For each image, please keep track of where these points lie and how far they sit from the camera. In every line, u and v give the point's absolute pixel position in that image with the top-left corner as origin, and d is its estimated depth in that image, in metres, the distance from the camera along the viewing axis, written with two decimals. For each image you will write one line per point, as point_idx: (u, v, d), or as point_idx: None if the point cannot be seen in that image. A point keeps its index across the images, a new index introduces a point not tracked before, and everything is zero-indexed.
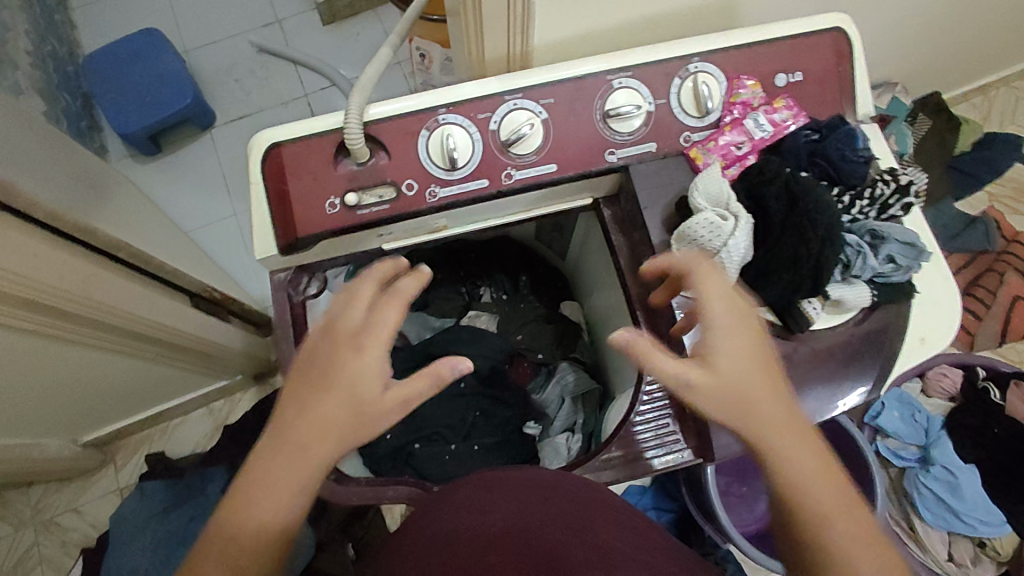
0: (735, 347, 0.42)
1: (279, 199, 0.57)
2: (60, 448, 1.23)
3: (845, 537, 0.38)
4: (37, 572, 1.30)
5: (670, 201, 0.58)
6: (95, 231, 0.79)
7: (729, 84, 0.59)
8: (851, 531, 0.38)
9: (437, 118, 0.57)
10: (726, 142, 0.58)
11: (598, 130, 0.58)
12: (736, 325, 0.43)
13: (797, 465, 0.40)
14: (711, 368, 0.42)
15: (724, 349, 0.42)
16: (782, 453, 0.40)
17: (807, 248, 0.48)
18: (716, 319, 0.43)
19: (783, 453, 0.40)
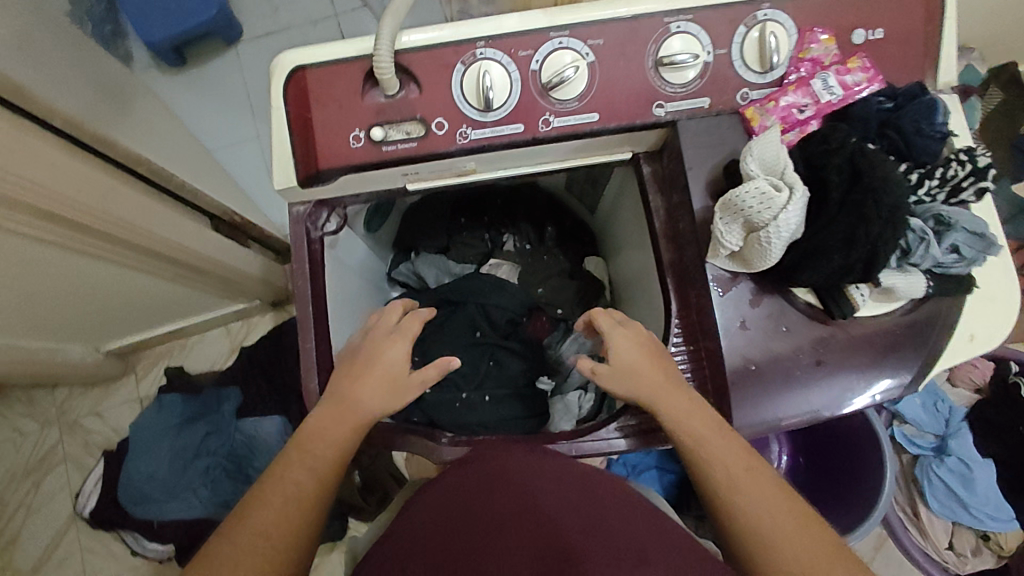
0: (632, 358, 0.56)
1: (301, 128, 0.54)
2: (83, 355, 1.26)
3: (758, 506, 0.46)
4: (63, 468, 1.37)
5: (718, 165, 0.54)
6: (115, 143, 0.81)
7: (800, 36, 0.53)
8: (765, 503, 0.46)
9: (474, 52, 0.52)
10: (788, 103, 0.52)
11: (648, 79, 0.53)
12: (632, 341, 0.57)
13: (714, 447, 0.50)
14: (635, 374, 0.55)
15: (640, 363, 0.56)
16: (702, 438, 0.51)
17: (867, 230, 0.44)
18: (619, 345, 0.57)
19: (702, 438, 0.51)
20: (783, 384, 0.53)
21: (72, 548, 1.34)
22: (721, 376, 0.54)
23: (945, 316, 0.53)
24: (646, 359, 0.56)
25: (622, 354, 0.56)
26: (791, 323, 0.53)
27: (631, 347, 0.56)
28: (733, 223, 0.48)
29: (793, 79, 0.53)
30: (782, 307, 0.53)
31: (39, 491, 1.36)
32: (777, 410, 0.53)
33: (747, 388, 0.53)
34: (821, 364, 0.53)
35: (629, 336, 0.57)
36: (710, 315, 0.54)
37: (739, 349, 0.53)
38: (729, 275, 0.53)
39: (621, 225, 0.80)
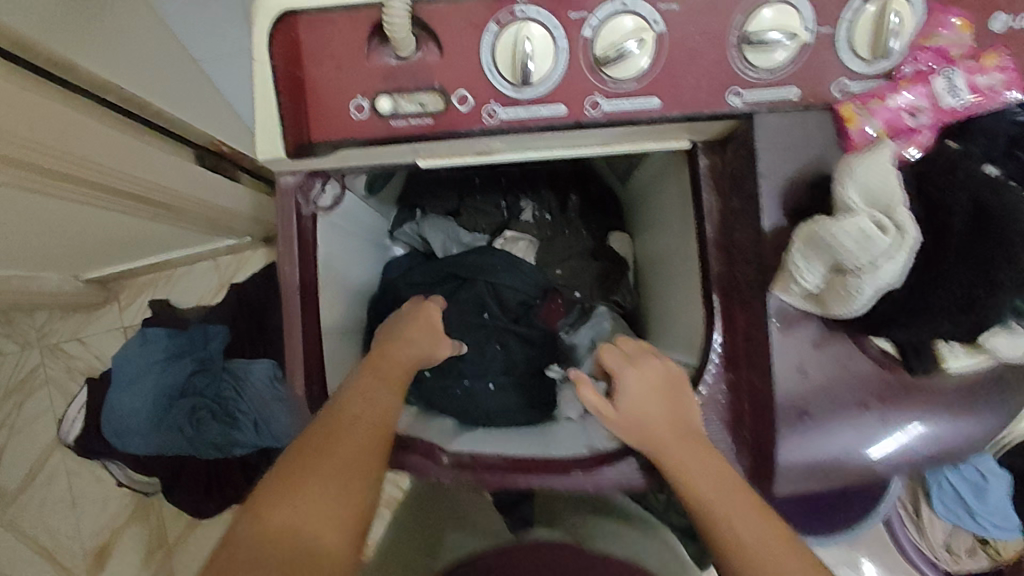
0: (643, 399, 0.50)
1: (291, 89, 0.44)
2: (61, 282, 1.18)
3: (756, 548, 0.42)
4: (45, 391, 1.33)
5: (796, 174, 0.44)
6: (76, 65, 0.68)
7: (929, 18, 0.42)
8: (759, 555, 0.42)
9: (513, 9, 0.41)
10: (898, 104, 0.42)
11: (728, 59, 0.43)
12: (644, 380, 0.51)
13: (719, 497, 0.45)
14: (635, 411, 0.50)
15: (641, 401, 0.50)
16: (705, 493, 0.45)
17: (989, 294, 0.35)
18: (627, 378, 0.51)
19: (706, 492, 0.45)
20: (841, 438, 0.45)
21: (57, 471, 1.32)
22: (769, 419, 0.46)
23: None
24: (657, 399, 0.49)
25: (632, 395, 0.50)
26: (864, 376, 0.45)
27: (642, 387, 0.50)
28: (817, 259, 0.40)
29: (908, 73, 0.42)
30: (853, 354, 0.45)
31: (21, 413, 1.33)
32: (832, 456, 0.46)
33: (798, 439, 0.46)
34: (888, 421, 0.45)
35: (641, 376, 0.51)
36: (765, 352, 0.46)
37: (795, 395, 0.45)
38: (797, 312, 0.45)
39: (655, 209, 0.70)
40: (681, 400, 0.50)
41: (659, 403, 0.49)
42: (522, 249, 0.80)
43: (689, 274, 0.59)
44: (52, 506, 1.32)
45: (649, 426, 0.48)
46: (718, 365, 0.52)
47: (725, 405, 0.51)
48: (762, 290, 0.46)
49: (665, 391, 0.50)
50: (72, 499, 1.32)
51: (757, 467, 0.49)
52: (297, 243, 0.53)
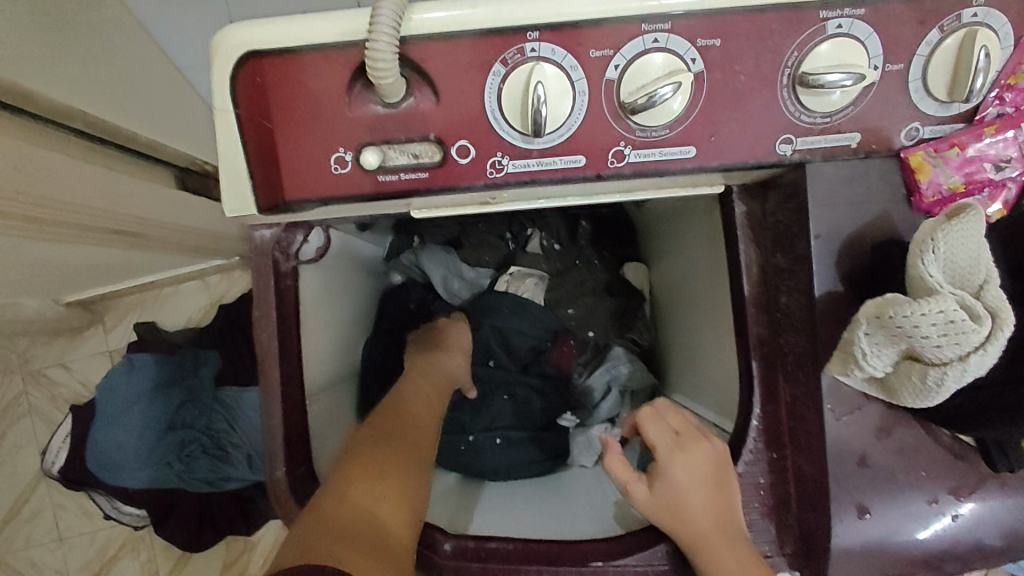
0: (690, 493, 0.42)
1: (260, 140, 0.37)
2: (40, 309, 1.12)
3: None
4: (29, 420, 1.27)
5: (853, 231, 0.37)
6: (35, 97, 0.61)
7: (1019, 52, 0.35)
8: None
9: (523, 47, 0.34)
10: (979, 152, 0.36)
11: (779, 102, 0.36)
12: (694, 463, 0.43)
13: None
14: (677, 505, 0.42)
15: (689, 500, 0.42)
16: None
17: None
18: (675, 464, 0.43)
19: None
20: (908, 539, 0.39)
21: (44, 502, 1.27)
22: (822, 513, 0.40)
23: None
24: (705, 488, 0.42)
25: (679, 481, 0.42)
26: (933, 467, 0.39)
27: (692, 474, 0.42)
28: (886, 345, 0.33)
29: (991, 116, 0.36)
30: (919, 438, 0.39)
31: (4, 443, 1.27)
32: (892, 543, 0.39)
33: (858, 539, 0.39)
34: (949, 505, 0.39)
35: (689, 459, 0.43)
36: (819, 437, 0.39)
37: (854, 487, 0.39)
38: (855, 391, 0.38)
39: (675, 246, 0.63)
40: (727, 495, 0.43)
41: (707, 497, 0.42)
42: (530, 287, 0.72)
43: (715, 323, 0.53)
44: (40, 539, 1.27)
45: (694, 524, 0.41)
46: (757, 441, 0.45)
47: (766, 488, 0.45)
48: (814, 366, 0.39)
49: (714, 483, 0.42)
50: (60, 532, 1.27)
51: (804, 558, 0.42)
52: (276, 304, 0.47)
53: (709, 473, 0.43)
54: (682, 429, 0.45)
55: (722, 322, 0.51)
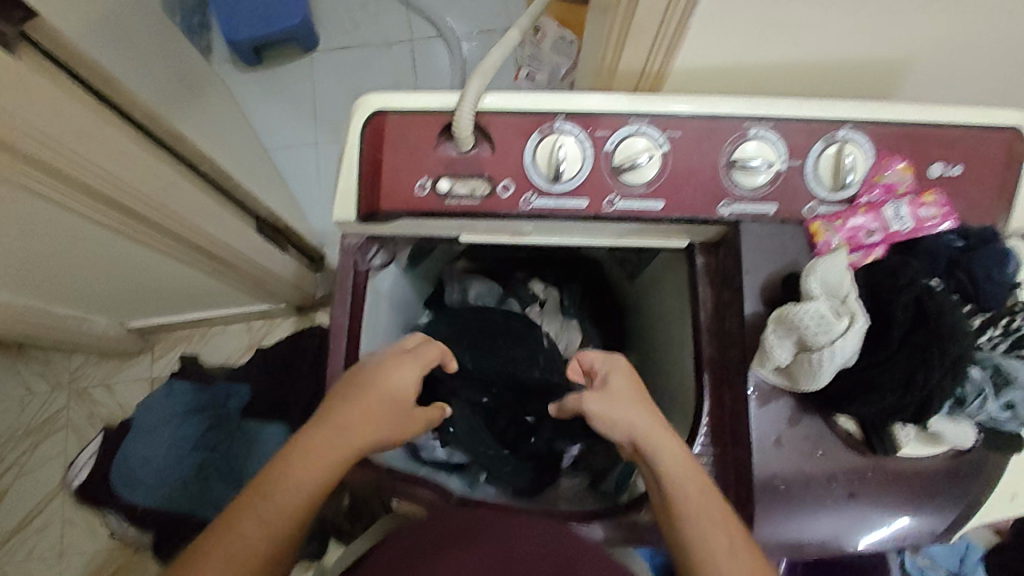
0: (619, 392, 0.53)
1: (371, 167, 0.55)
2: (106, 328, 1.28)
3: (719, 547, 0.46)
4: (62, 434, 1.38)
5: (776, 273, 0.53)
6: (186, 141, 0.87)
7: (877, 161, 0.53)
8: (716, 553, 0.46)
9: (553, 124, 0.53)
10: (856, 225, 0.52)
11: (718, 176, 0.53)
12: (619, 389, 0.53)
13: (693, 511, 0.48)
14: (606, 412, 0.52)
15: (614, 411, 0.52)
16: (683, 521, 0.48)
17: (926, 375, 0.43)
18: (616, 388, 0.53)
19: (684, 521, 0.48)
20: (811, 508, 0.51)
21: (53, 517, 1.33)
22: (748, 486, 0.51)
23: (991, 466, 0.51)
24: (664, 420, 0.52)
25: (614, 388, 0.53)
26: (833, 453, 0.51)
27: (620, 382, 0.54)
28: (786, 337, 0.48)
29: (864, 202, 0.52)
30: (821, 430, 0.51)
31: (36, 453, 1.37)
32: (827, 537, 0.51)
33: (774, 507, 0.51)
34: (862, 503, 0.51)
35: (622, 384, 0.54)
36: (745, 425, 0.52)
37: (771, 465, 0.51)
38: (775, 386, 0.52)
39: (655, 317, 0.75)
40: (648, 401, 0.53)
41: (658, 424, 0.51)
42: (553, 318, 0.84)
43: (678, 358, 0.67)
44: (41, 553, 1.32)
45: (618, 421, 0.52)
46: (706, 438, 0.56)
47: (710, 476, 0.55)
48: (744, 366, 0.53)
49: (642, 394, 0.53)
50: (62, 548, 1.32)
51: None
52: (350, 293, 0.62)
53: (641, 394, 0.54)
54: (613, 363, 0.55)
55: (685, 352, 0.64)
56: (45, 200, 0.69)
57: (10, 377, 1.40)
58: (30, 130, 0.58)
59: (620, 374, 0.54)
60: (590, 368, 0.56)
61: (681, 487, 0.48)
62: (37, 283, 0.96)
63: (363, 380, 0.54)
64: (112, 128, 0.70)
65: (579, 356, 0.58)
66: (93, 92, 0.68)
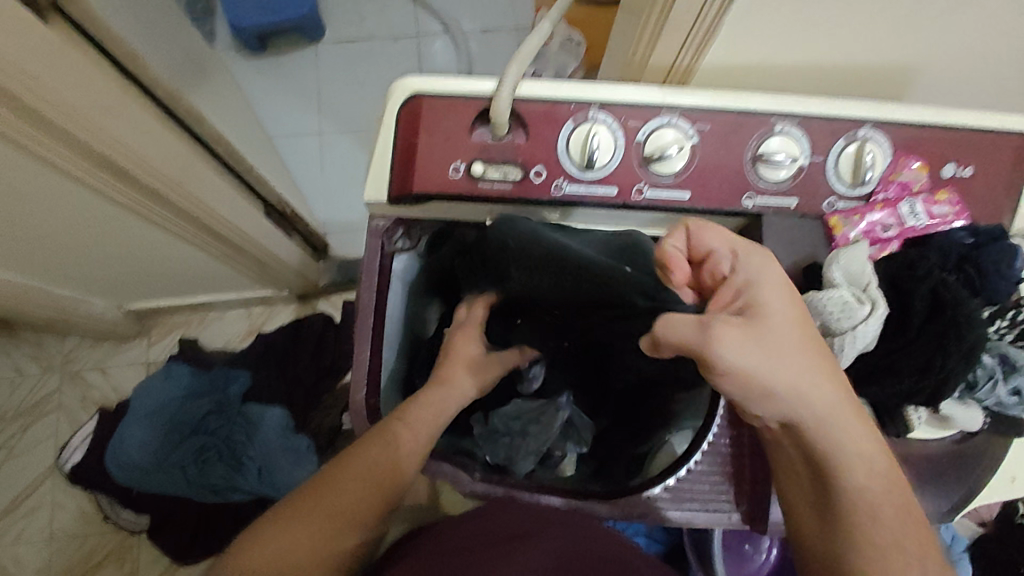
0: (781, 313, 0.43)
1: (406, 150, 0.56)
2: (104, 310, 1.27)
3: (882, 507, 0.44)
4: (54, 417, 1.36)
5: (795, 263, 0.55)
6: (202, 121, 0.87)
7: (894, 160, 0.55)
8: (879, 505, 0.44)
9: (586, 113, 0.55)
10: (873, 221, 0.54)
11: (743, 169, 0.56)
12: (781, 324, 0.43)
13: (855, 455, 0.45)
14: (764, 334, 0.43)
15: (780, 337, 0.43)
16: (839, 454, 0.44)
17: (943, 361, 0.45)
18: (776, 309, 0.44)
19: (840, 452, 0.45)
20: None
21: (43, 500, 1.31)
22: None
23: (992, 452, 0.54)
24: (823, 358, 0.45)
25: (772, 305, 0.44)
26: None
27: (776, 297, 0.44)
28: (808, 323, 0.50)
29: (881, 199, 0.55)
30: None
31: (26, 435, 1.35)
32: None
33: None
34: None
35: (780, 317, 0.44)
36: None
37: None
38: None
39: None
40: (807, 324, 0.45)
41: (824, 364, 0.44)
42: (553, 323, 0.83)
43: None
44: (30, 536, 1.30)
45: (790, 354, 0.43)
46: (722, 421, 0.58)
47: (726, 455, 0.58)
48: None
49: (801, 312, 0.44)
50: (52, 532, 1.30)
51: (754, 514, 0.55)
52: (377, 275, 0.63)
53: (802, 317, 0.44)
54: (753, 256, 0.45)
55: None
56: (65, 175, 0.70)
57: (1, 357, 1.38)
58: (61, 102, 0.59)
59: (773, 276, 0.44)
60: (708, 259, 0.46)
61: (848, 443, 0.45)
62: (43, 261, 0.95)
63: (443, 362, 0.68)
64: (137, 106, 0.70)
65: (682, 232, 0.47)
66: (120, 69, 0.68)
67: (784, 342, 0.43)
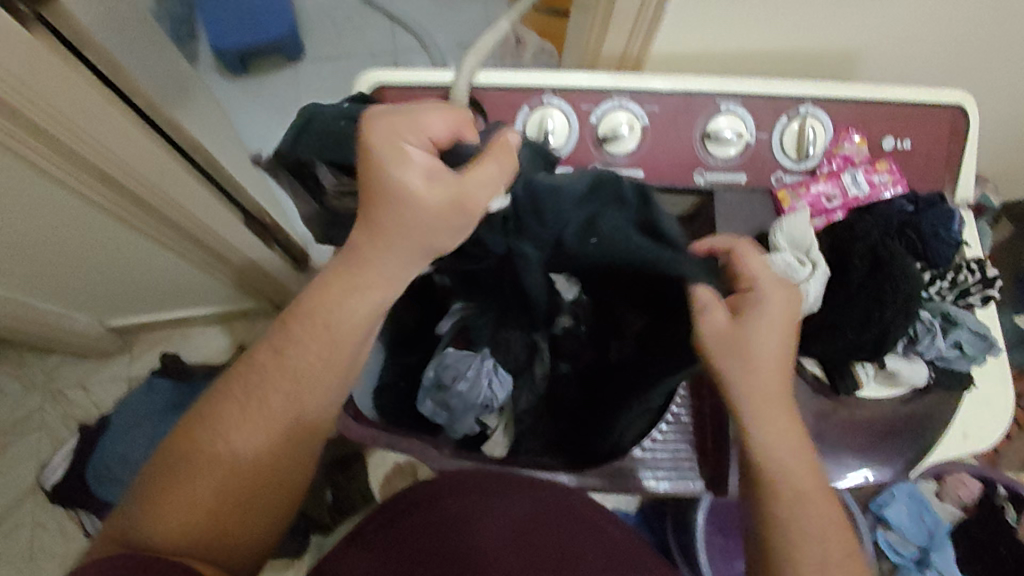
0: (770, 328, 0.46)
1: None
2: (86, 326, 1.27)
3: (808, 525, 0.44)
4: (35, 436, 1.35)
5: (746, 235, 0.58)
6: (182, 129, 0.90)
7: (836, 134, 0.58)
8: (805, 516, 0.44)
9: (541, 98, 0.58)
10: (818, 191, 0.57)
11: (694, 148, 0.58)
12: (766, 336, 0.46)
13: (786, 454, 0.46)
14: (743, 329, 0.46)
15: (756, 338, 0.46)
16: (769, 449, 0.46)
17: (881, 313, 0.47)
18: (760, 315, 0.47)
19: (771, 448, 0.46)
20: None
21: (24, 520, 1.30)
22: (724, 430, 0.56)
23: (941, 412, 0.55)
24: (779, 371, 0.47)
25: (760, 322, 0.47)
26: (799, 397, 0.55)
27: (779, 307, 0.47)
28: None
29: (825, 171, 0.58)
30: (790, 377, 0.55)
31: (6, 456, 1.33)
32: None
33: None
34: (829, 448, 0.55)
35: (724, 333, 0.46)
36: None
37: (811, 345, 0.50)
38: None
39: None
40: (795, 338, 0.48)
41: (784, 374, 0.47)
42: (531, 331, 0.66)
43: None
44: (10, 558, 1.28)
45: (764, 351, 0.46)
46: (685, 391, 0.60)
47: (689, 426, 0.60)
48: None
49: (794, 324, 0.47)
50: (32, 553, 1.28)
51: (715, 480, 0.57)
52: None
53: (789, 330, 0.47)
54: (762, 272, 0.48)
55: None
56: (47, 178, 0.71)
57: None
58: (39, 102, 0.61)
59: (777, 296, 0.47)
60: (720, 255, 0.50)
61: (785, 457, 0.45)
62: (24, 272, 0.96)
63: (376, 194, 0.44)
64: (116, 110, 0.73)
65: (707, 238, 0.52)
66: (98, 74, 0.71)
67: (729, 347, 0.46)
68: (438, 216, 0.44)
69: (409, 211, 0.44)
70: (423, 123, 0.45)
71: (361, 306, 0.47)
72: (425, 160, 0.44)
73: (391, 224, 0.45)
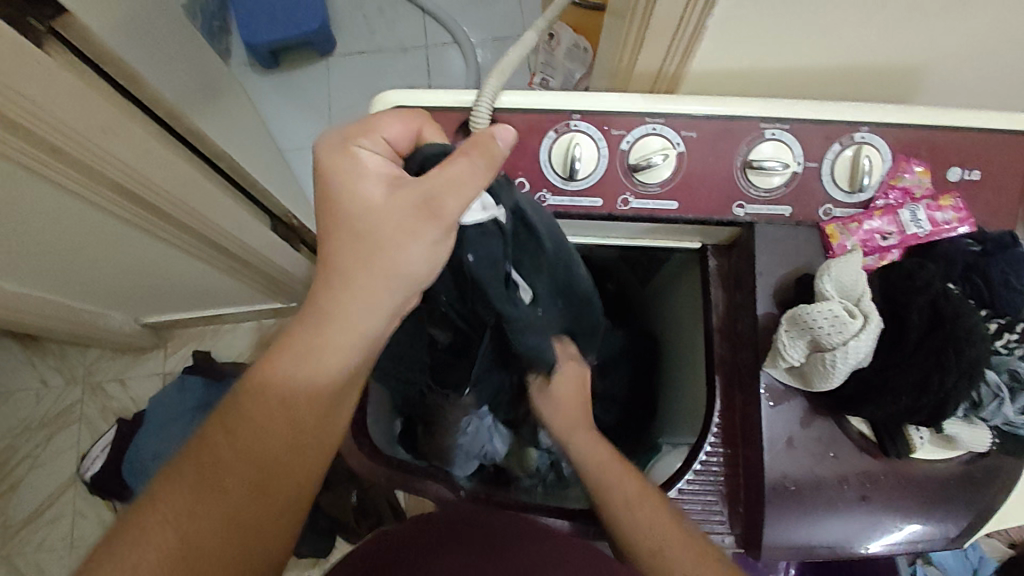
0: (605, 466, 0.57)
1: None
2: (122, 323, 1.30)
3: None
4: (75, 427, 1.40)
5: (789, 273, 0.53)
6: (206, 139, 0.89)
7: (895, 164, 0.53)
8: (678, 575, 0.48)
9: (569, 123, 0.54)
10: (871, 228, 0.52)
11: (734, 177, 0.54)
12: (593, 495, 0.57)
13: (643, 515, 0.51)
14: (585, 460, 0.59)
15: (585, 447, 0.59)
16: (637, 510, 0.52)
17: (941, 378, 0.42)
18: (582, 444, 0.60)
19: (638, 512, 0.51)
20: (820, 511, 0.50)
21: (66, 508, 1.35)
22: (759, 488, 0.51)
23: (1005, 473, 0.51)
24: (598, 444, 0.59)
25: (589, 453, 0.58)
26: (841, 454, 0.50)
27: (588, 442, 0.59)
28: (799, 338, 0.47)
29: (880, 205, 0.52)
30: (834, 432, 0.50)
31: (49, 446, 1.38)
32: (832, 539, 0.50)
33: (786, 509, 0.50)
34: (875, 512, 0.50)
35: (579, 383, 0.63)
36: (757, 428, 0.51)
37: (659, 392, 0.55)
38: (785, 388, 0.51)
39: (679, 330, 0.71)
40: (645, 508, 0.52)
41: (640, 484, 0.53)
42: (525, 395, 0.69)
43: (690, 357, 0.66)
44: (53, 544, 1.33)
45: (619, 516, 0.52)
46: (716, 438, 0.55)
47: (720, 476, 0.55)
48: (755, 367, 0.52)
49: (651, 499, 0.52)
50: (73, 540, 1.33)
51: (747, 537, 0.53)
52: None
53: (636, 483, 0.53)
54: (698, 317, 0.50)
55: (698, 353, 0.63)
56: (70, 194, 0.71)
57: (26, 370, 1.42)
58: (61, 124, 0.61)
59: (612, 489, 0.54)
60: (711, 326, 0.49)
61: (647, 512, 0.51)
62: (57, 276, 0.97)
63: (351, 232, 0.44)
64: (137, 125, 0.72)
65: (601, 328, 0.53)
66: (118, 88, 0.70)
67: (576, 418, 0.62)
68: (397, 218, 0.43)
69: (372, 222, 0.43)
70: (377, 125, 0.45)
71: (344, 328, 0.45)
72: (377, 168, 0.44)
73: (363, 240, 0.44)
